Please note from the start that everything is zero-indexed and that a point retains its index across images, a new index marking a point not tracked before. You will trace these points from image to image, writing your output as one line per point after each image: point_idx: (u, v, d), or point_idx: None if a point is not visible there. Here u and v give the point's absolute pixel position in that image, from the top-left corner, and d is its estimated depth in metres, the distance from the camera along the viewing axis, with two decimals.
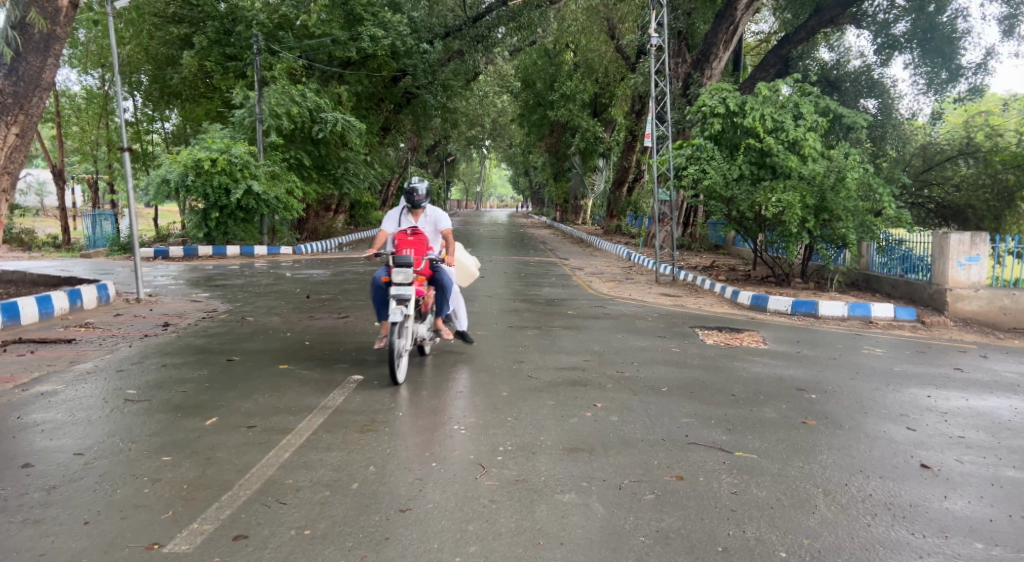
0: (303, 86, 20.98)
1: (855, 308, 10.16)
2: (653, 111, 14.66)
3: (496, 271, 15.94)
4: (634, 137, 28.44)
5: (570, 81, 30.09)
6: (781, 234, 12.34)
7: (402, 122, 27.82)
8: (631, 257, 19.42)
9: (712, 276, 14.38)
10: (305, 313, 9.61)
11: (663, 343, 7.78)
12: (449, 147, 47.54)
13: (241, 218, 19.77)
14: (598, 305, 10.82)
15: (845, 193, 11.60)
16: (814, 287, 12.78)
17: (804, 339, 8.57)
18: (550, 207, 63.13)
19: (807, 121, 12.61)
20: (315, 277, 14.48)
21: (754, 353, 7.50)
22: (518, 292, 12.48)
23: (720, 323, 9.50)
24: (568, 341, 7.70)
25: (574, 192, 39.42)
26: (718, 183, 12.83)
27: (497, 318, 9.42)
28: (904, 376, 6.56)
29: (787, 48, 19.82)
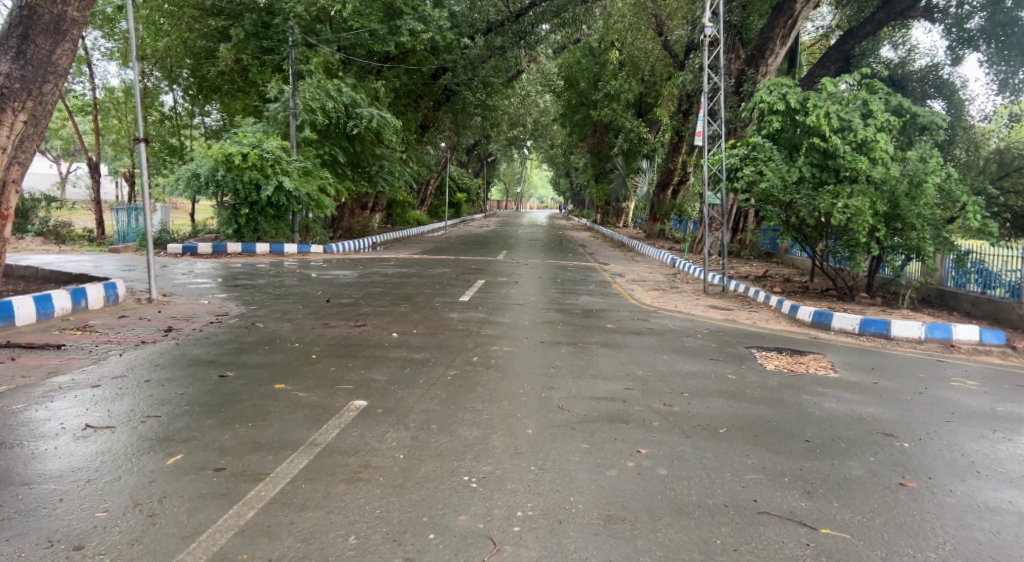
0: (339, 80, 20.43)
1: (934, 329, 8.95)
2: (705, 106, 13.53)
3: (531, 276, 15.05)
4: (680, 138, 27.20)
5: (615, 79, 28.96)
6: (847, 244, 11.15)
7: (441, 120, 27.09)
8: (675, 263, 18.31)
9: (767, 286, 13.21)
10: (321, 319, 8.86)
11: (717, 368, 6.78)
12: (491, 147, 46.84)
13: (272, 215, 19.26)
14: (641, 318, 9.84)
15: (923, 199, 10.38)
16: (881, 302, 11.54)
17: (880, 365, 7.45)
18: (590, 208, 62.04)
19: (877, 120, 11.46)
20: (341, 279, 13.78)
21: (821, 382, 6.46)
22: (553, 300, 11.54)
23: (779, 343, 8.42)
24: (606, 362, 6.75)
25: (616, 194, 38.24)
26: (777, 187, 11.69)
27: (528, 331, 8.50)
28: (1012, 420, 5.46)
29: (851, 42, 18.41)
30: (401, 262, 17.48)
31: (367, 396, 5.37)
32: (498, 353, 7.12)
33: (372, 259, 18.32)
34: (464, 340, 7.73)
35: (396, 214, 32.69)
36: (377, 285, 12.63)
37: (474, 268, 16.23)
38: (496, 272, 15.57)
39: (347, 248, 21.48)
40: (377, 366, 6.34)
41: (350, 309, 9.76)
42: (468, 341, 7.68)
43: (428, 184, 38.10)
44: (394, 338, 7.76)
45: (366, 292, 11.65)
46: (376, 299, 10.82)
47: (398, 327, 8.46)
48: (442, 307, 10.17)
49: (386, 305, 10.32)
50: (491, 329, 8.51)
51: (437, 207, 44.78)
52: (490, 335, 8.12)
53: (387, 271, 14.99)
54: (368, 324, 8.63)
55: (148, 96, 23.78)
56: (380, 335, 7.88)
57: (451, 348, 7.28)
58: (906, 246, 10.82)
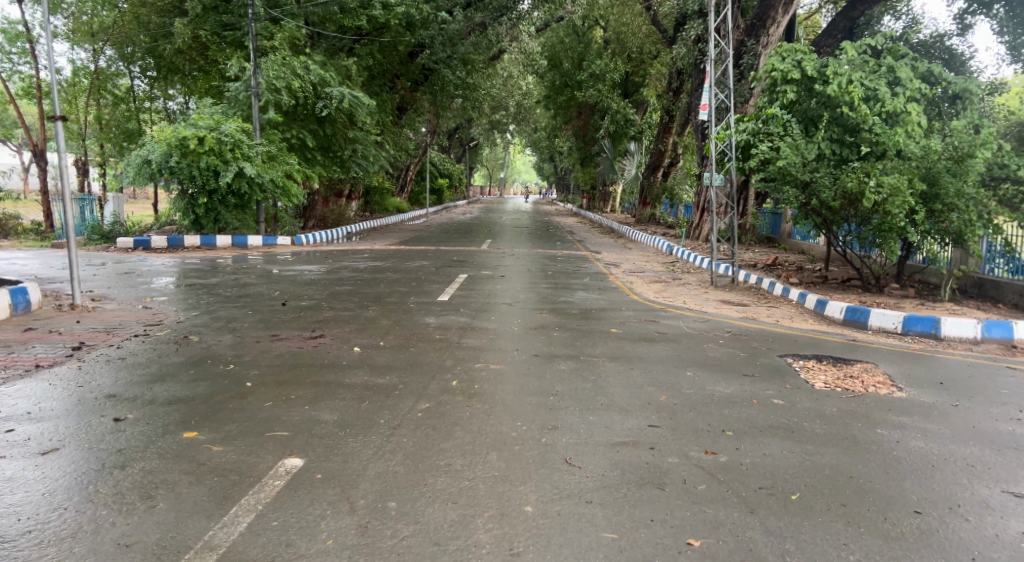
0: (306, 57, 18.75)
1: (992, 328, 7.58)
2: (710, 76, 12.13)
3: (519, 268, 13.64)
4: (671, 117, 25.78)
5: (601, 59, 27.57)
6: (877, 229, 9.79)
7: (419, 102, 25.36)
8: (673, 251, 16.92)
9: (781, 277, 11.85)
10: (269, 329, 7.40)
11: (757, 390, 5.44)
12: (473, 131, 45.16)
13: (234, 205, 17.64)
14: (648, 319, 8.48)
15: (969, 176, 9.05)
16: (914, 294, 10.18)
17: (951, 376, 6.09)
18: (575, 194, 60.77)
19: (909, 88, 10.08)
20: (305, 275, 12.28)
21: (889, 407, 5.12)
22: (545, 298, 10.14)
23: (815, 350, 7.08)
24: (619, 386, 5.39)
25: (602, 178, 36.79)
26: (795, 165, 10.25)
27: (517, 341, 7.09)
28: None
29: (859, 9, 16.54)
30: (376, 254, 15.96)
31: (305, 451, 3.98)
32: (483, 375, 5.73)
33: (343, 251, 16.78)
34: (440, 357, 6.31)
35: (374, 202, 31.04)
36: (344, 282, 11.16)
37: (455, 260, 14.80)
38: (480, 265, 14.13)
39: (318, 239, 19.88)
40: (327, 401, 4.92)
41: (307, 316, 8.28)
42: (445, 358, 6.27)
43: (408, 169, 36.39)
44: (355, 354, 6.35)
45: (330, 292, 10.17)
46: (340, 300, 9.36)
47: (361, 339, 7.01)
48: (416, 310, 8.74)
49: (352, 308, 8.86)
50: (473, 339, 7.10)
51: (417, 195, 42.95)
52: (472, 348, 6.71)
53: (357, 266, 13.49)
54: (325, 335, 7.17)
55: (101, 77, 21.92)
56: (338, 352, 6.44)
57: (424, 369, 5.87)
58: (945, 231, 9.47)
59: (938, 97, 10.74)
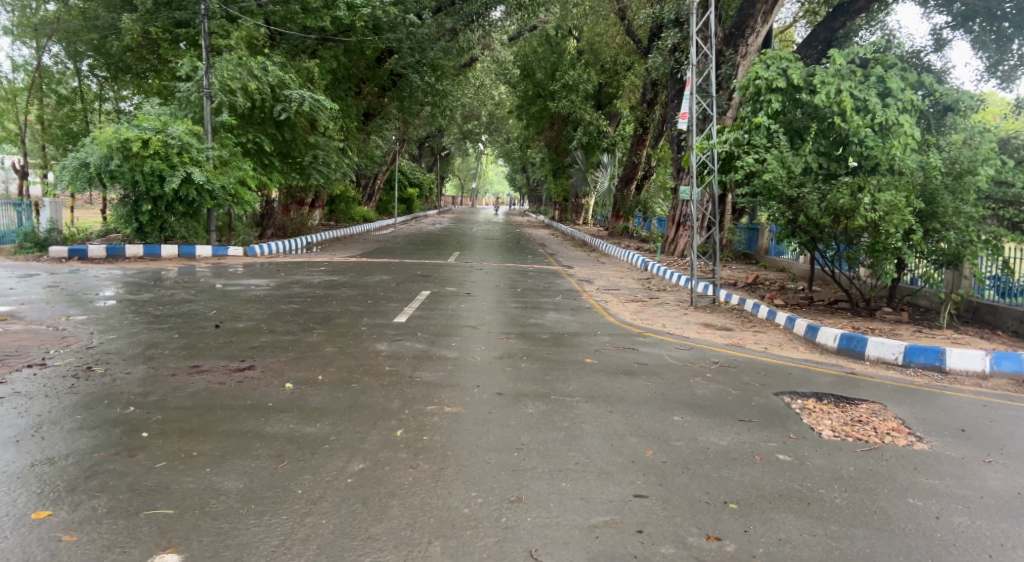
0: (265, 58, 17.66)
1: (1002, 361, 6.85)
2: (691, 83, 11.37)
3: (486, 285, 12.74)
4: (645, 130, 25.15)
5: (573, 69, 26.83)
6: (869, 249, 9.10)
7: (387, 108, 24.28)
8: (648, 267, 16.15)
9: (765, 298, 11.14)
10: (190, 358, 6.42)
11: (758, 441, 4.64)
12: (445, 140, 44.21)
13: (182, 213, 16.46)
14: (627, 346, 7.65)
15: (969, 194, 8.45)
16: (908, 318, 9.48)
17: (974, 420, 5.32)
18: (548, 205, 60.37)
19: (901, 98, 9.40)
20: (252, 291, 11.23)
21: (916, 462, 4.34)
22: (512, 319, 9.27)
23: (814, 386, 6.28)
24: (596, 441, 4.54)
25: (574, 190, 36.11)
26: (781, 178, 9.54)
27: (479, 374, 6.22)
28: None
29: (840, 20, 15.38)
30: (334, 267, 14.90)
31: (192, 545, 3.10)
32: (434, 423, 4.82)
33: (299, 263, 15.72)
34: (386, 397, 5.38)
35: (339, 211, 29.94)
36: (293, 300, 10.16)
37: (419, 275, 13.84)
38: (445, 280, 13.21)
39: (275, 249, 18.74)
40: (236, 461, 3.98)
41: (241, 341, 7.30)
42: (391, 398, 5.34)
43: (375, 178, 35.28)
44: (286, 393, 5.42)
45: (275, 311, 9.18)
46: (283, 322, 8.39)
47: (298, 372, 6.05)
48: (367, 334, 7.81)
49: (295, 331, 7.89)
50: (427, 373, 6.18)
51: (385, 203, 41.92)
52: (426, 385, 5.81)
53: (310, 281, 12.48)
54: (256, 366, 6.21)
55: (44, 75, 20.52)
56: (265, 390, 5.47)
57: (366, 413, 4.97)
58: (941, 252, 8.83)
59: (928, 109, 10.12)
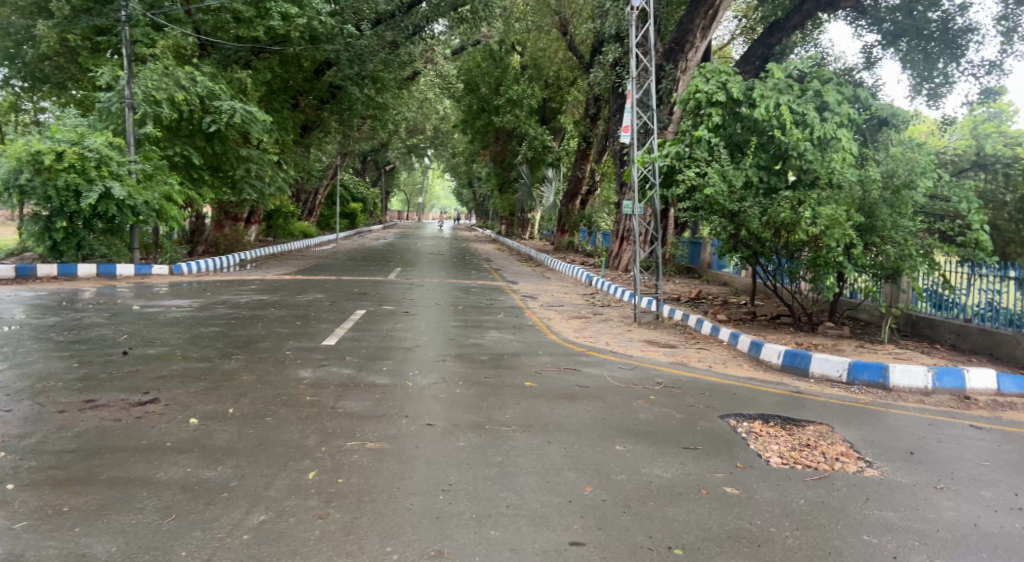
0: (193, 68, 16.82)
1: (945, 377, 6.74)
2: (632, 96, 11.22)
3: (425, 303, 12.26)
4: (589, 144, 25.10)
5: (517, 84, 26.60)
6: (811, 263, 9.04)
7: (326, 121, 23.51)
8: (593, 282, 15.93)
9: (709, 313, 11.01)
10: (86, 392, 5.79)
11: (704, 472, 4.35)
12: (390, 154, 43.49)
13: (102, 230, 15.46)
14: (569, 367, 7.31)
15: (907, 207, 8.47)
16: (850, 333, 9.45)
17: (922, 442, 5.14)
18: (494, 219, 60.04)
19: (838, 112, 9.39)
20: (172, 313, 10.49)
21: (866, 490, 4.12)
22: (451, 339, 8.83)
23: (759, 407, 6.06)
24: (530, 478, 4.18)
25: (520, 205, 35.89)
26: (723, 193, 9.40)
27: (409, 402, 5.79)
28: None
29: (777, 37, 15.37)
30: (266, 286, 14.16)
31: None
32: (353, 462, 4.39)
33: (229, 282, 14.89)
34: (302, 433, 4.90)
35: (277, 226, 28.90)
36: (215, 322, 9.50)
37: (356, 293, 13.26)
38: (383, 298, 12.68)
39: (206, 267, 17.81)
40: (114, 518, 3.53)
41: (149, 369, 6.68)
42: (308, 434, 4.86)
43: (317, 193, 34.33)
44: (190, 429, 4.89)
45: (193, 335, 8.51)
46: (201, 347, 7.77)
47: (207, 405, 5.49)
48: (292, 359, 7.27)
49: (212, 357, 7.29)
50: (353, 403, 5.69)
51: (327, 218, 40.80)
52: (350, 416, 5.34)
53: (238, 301, 11.78)
54: (160, 399, 5.61)
55: None
56: (166, 427, 4.92)
57: (278, 453, 4.50)
58: (880, 266, 8.81)
59: (865, 123, 10.18)
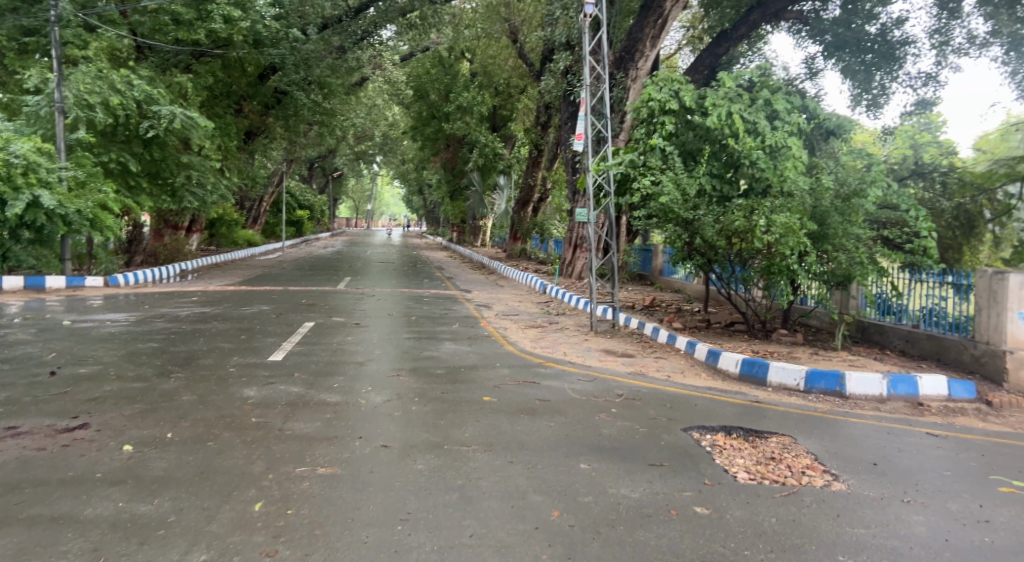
0: (129, 71, 16.11)
1: (899, 384, 6.82)
2: (585, 103, 11.16)
3: (377, 314, 11.93)
4: (540, 152, 25.09)
5: (467, 91, 26.46)
6: (765, 270, 9.08)
7: (271, 127, 22.86)
8: (547, 290, 15.82)
9: (664, 321, 11.00)
10: (7, 417, 5.32)
11: (672, 490, 4.21)
12: (337, 161, 42.71)
13: (30, 240, 14.59)
14: (527, 380, 7.13)
15: (857, 215, 8.58)
16: (803, 340, 9.55)
17: (883, 452, 5.13)
18: (445, 227, 59.59)
19: (788, 121, 9.49)
20: (106, 328, 9.90)
21: (835, 505, 4.05)
22: (404, 353, 8.55)
23: (721, 418, 5.99)
24: (494, 503, 3.97)
25: (471, 212, 35.69)
26: (677, 201, 9.36)
27: (362, 422, 5.51)
28: None
29: (725, 46, 15.52)
30: (209, 298, 13.57)
31: None
32: (303, 491, 4.10)
33: (169, 294, 14.22)
34: (247, 459, 4.57)
35: (221, 234, 27.96)
36: (153, 337, 8.98)
37: (304, 304, 12.81)
38: (332, 309, 12.28)
39: (143, 277, 17.01)
40: None
41: (79, 391, 6.21)
42: (253, 460, 4.55)
43: (262, 200, 33.43)
44: (123, 458, 4.51)
45: (128, 352, 8.01)
46: (136, 365, 7.29)
47: (143, 429, 5.10)
48: (237, 377, 6.89)
49: (149, 376, 6.84)
50: (302, 423, 5.38)
51: (273, 226, 39.73)
52: (299, 439, 5.04)
53: (179, 314, 11.22)
54: (90, 424, 5.19)
55: None
56: (96, 456, 4.52)
57: (222, 482, 4.18)
58: (832, 273, 8.90)
59: (812, 132, 10.34)
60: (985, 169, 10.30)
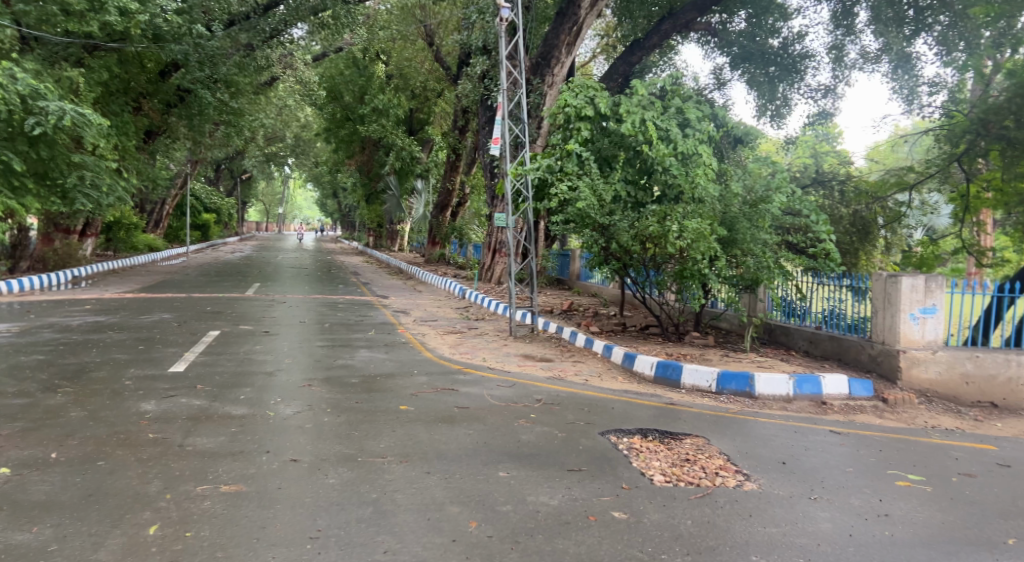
0: (12, 64, 14.88)
1: (803, 384, 7.10)
2: (503, 108, 11.15)
3: (289, 321, 11.49)
4: (457, 156, 24.99)
5: (382, 94, 26.17)
6: (677, 275, 9.30)
7: (174, 126, 21.72)
8: (466, 295, 15.73)
9: (583, 325, 11.11)
10: None
11: (590, 496, 4.19)
12: (247, 163, 41.14)
13: None
14: (445, 387, 7.00)
15: (763, 221, 8.90)
16: (714, 342, 9.86)
17: (791, 450, 5.30)
18: (360, 231, 58.45)
19: (699, 129, 9.74)
20: None
21: (748, 505, 4.13)
22: (318, 361, 8.26)
23: (637, 421, 6.05)
24: (410, 517, 3.83)
25: (388, 217, 35.17)
26: (594, 206, 9.47)
27: (271, 435, 5.24)
28: None
29: (638, 54, 15.84)
30: (105, 306, 12.70)
31: None
32: (205, 511, 3.84)
33: (58, 303, 13.22)
34: (142, 479, 4.24)
35: (119, 239, 26.34)
36: (39, 349, 8.30)
37: (210, 312, 12.19)
38: (241, 317, 11.74)
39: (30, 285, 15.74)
40: None
41: None
42: (149, 479, 4.23)
43: (166, 202, 31.78)
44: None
45: (9, 365, 7.35)
46: (18, 379, 6.70)
47: (23, 450, 4.66)
48: (133, 390, 6.44)
49: (33, 391, 6.29)
50: (205, 438, 5.06)
51: (177, 230, 37.83)
52: (202, 455, 4.73)
53: (69, 323, 10.44)
54: None
55: None
56: None
57: (112, 505, 3.85)
58: (740, 277, 9.20)
59: (721, 140, 10.69)
60: (877, 179, 10.94)
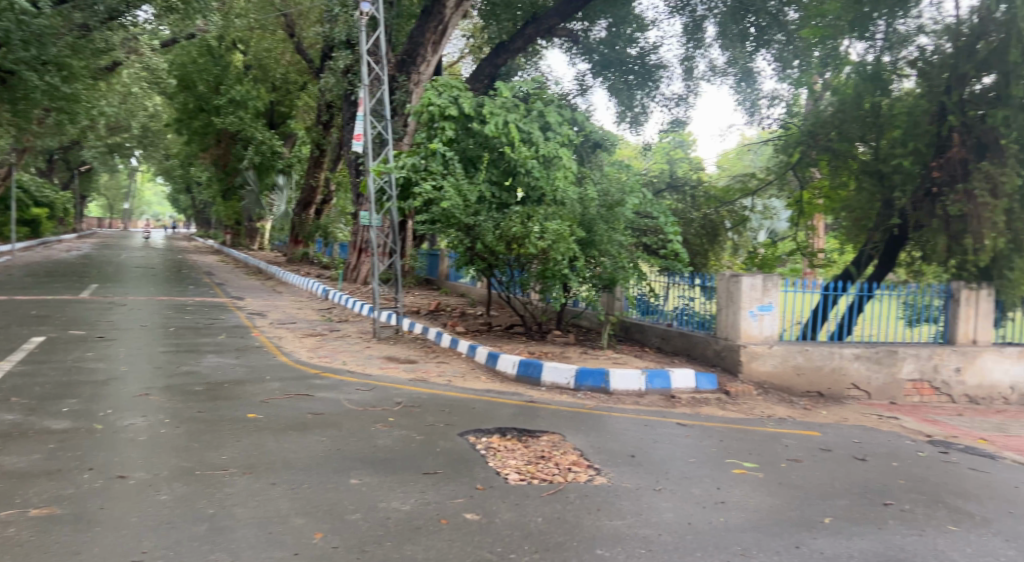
0: None
1: (654, 378, 7.43)
2: (365, 104, 10.85)
3: (130, 325, 10.55)
4: (322, 152, 24.19)
5: (240, 84, 24.97)
6: (539, 275, 9.49)
7: None
8: (330, 295, 15.21)
9: (448, 326, 11.07)
10: None
11: (445, 499, 4.13)
12: (85, 154, 37.53)
13: None
14: (300, 393, 6.68)
15: (619, 223, 9.29)
16: (574, 339, 10.15)
17: (640, 443, 5.50)
18: (218, 230, 55.07)
19: (560, 133, 9.93)
20: None
21: (598, 499, 4.23)
22: (159, 368, 7.62)
23: (496, 420, 6.06)
24: (251, 531, 3.59)
25: (247, 214, 33.43)
26: (458, 207, 9.47)
27: (96, 451, 4.74)
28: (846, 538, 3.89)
29: (503, 57, 16.00)
30: None
31: None
32: (6, 540, 3.39)
33: None
34: None
35: None
36: None
37: (35, 317, 10.93)
38: (73, 322, 10.63)
39: None
40: None
41: None
42: None
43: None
44: None
45: None
46: None
47: None
48: None
49: None
50: (14, 458, 4.49)
51: None
52: (9, 476, 4.19)
53: None
54: None
55: None
56: None
57: None
58: (599, 277, 9.53)
59: (582, 144, 11.01)
60: (724, 185, 11.70)
